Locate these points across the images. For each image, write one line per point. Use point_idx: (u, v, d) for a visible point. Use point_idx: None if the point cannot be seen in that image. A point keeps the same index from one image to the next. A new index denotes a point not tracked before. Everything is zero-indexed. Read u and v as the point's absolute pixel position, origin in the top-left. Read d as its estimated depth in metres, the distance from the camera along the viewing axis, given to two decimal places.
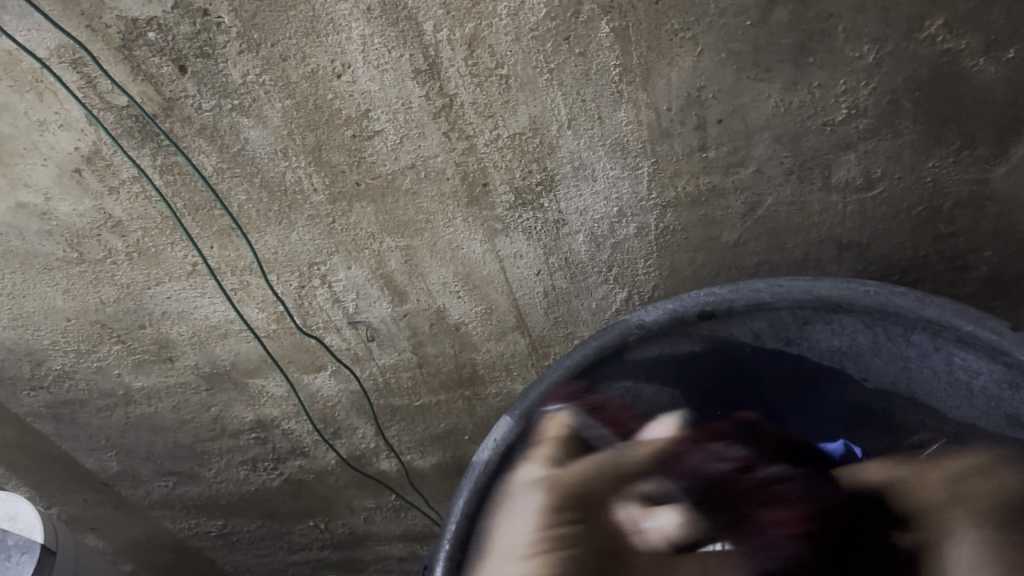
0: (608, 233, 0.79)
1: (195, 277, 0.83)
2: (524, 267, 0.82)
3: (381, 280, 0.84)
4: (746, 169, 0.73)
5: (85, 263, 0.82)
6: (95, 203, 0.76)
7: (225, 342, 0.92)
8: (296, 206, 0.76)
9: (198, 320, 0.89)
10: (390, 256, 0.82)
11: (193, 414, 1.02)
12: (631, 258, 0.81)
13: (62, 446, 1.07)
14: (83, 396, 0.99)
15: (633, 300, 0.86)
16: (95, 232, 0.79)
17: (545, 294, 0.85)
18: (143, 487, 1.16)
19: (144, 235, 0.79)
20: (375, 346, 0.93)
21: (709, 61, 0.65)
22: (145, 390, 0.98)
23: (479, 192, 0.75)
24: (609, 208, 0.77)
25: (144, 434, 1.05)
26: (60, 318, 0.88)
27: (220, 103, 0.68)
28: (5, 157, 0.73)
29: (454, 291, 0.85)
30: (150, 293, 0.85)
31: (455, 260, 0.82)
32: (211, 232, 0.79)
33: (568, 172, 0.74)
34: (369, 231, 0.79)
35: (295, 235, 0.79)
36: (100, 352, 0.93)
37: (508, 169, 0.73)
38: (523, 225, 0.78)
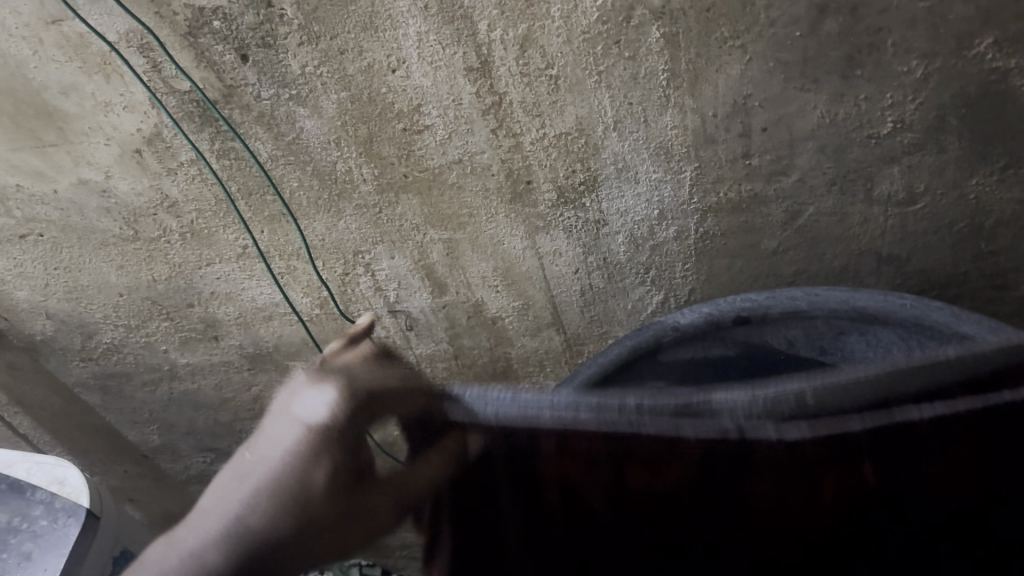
0: (648, 235, 0.80)
1: (245, 259, 0.86)
2: (563, 265, 0.84)
3: (423, 271, 0.86)
4: (788, 178, 0.74)
5: (140, 241, 0.85)
6: (154, 183, 0.79)
7: (270, 324, 0.94)
8: (345, 195, 0.79)
9: (245, 301, 0.92)
10: (433, 247, 0.83)
11: (234, 393, 1.05)
12: (670, 261, 0.82)
13: (106, 418, 1.11)
14: (130, 370, 1.02)
15: (668, 303, 0.87)
16: (152, 211, 0.82)
17: (582, 293, 0.87)
18: (181, 462, 1.19)
19: (198, 216, 0.82)
20: (414, 335, 0.95)
21: (758, 69, 0.66)
22: (190, 366, 1.01)
23: (524, 188, 0.76)
24: (650, 211, 0.78)
25: (186, 409, 1.08)
26: (113, 293, 0.92)
27: (278, 93, 0.70)
28: (70, 134, 0.76)
29: (493, 285, 0.87)
30: (201, 273, 0.88)
31: (496, 255, 0.83)
32: (263, 217, 0.81)
33: (611, 174, 0.75)
34: (414, 223, 0.81)
35: (342, 224, 0.82)
36: (149, 328, 0.96)
37: (553, 168, 0.75)
38: (565, 223, 0.80)
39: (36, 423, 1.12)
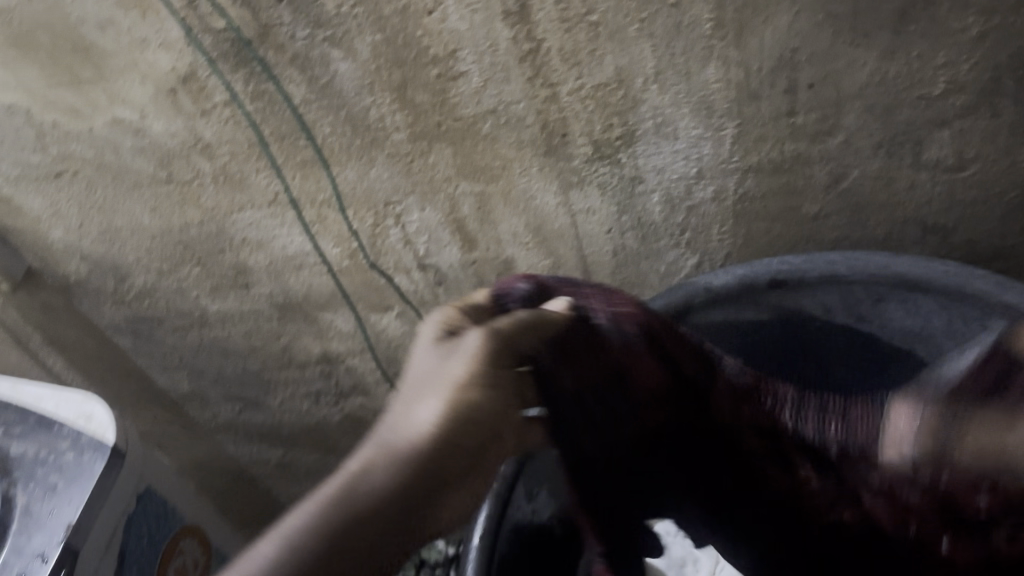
0: (685, 194, 0.78)
1: (276, 206, 0.86)
2: (596, 224, 0.82)
3: (453, 225, 0.86)
4: (833, 138, 0.71)
5: (173, 183, 0.85)
6: (188, 124, 0.79)
7: (300, 273, 0.95)
8: (378, 143, 0.78)
9: (276, 249, 0.92)
10: (465, 201, 0.82)
11: (263, 342, 1.06)
12: (707, 222, 0.81)
13: (136, 362, 1.11)
14: (160, 314, 1.02)
15: (704, 267, 0.86)
16: (185, 152, 0.81)
17: (615, 253, 0.85)
18: (210, 409, 1.20)
19: (232, 159, 0.81)
20: (443, 291, 0.95)
21: (805, 22, 0.63)
22: (220, 313, 1.01)
23: (559, 141, 0.75)
24: (688, 168, 0.76)
25: (215, 357, 1.09)
26: (145, 237, 0.92)
27: (314, 33, 0.69)
28: (104, 72, 0.75)
29: (524, 242, 0.86)
30: (233, 219, 0.88)
31: (528, 210, 0.82)
32: (295, 162, 0.81)
33: (649, 129, 0.73)
34: (446, 174, 0.80)
35: (373, 172, 0.81)
36: (180, 274, 0.96)
37: (590, 121, 0.73)
38: (599, 179, 0.78)
39: (70, 364, 1.14)
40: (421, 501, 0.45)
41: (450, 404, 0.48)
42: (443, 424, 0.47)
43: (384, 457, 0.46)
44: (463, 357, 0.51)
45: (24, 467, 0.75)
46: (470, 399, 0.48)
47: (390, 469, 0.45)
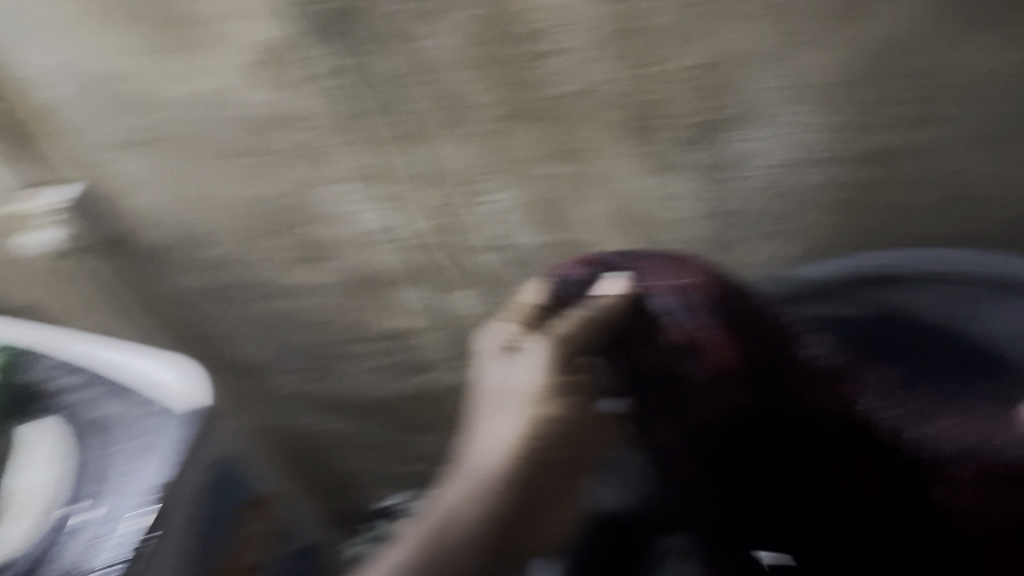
0: (778, 183, 0.80)
1: (362, 180, 0.90)
2: (683, 209, 0.84)
3: (530, 206, 0.89)
4: (930, 129, 0.73)
5: (261, 154, 0.90)
6: (278, 95, 0.83)
7: (372, 250, 0.98)
8: (465, 118, 0.82)
9: (355, 222, 0.95)
10: (542, 181, 0.86)
11: (328, 317, 1.08)
12: (790, 211, 0.82)
13: (204, 331, 1.14)
14: (237, 282, 1.06)
15: (783, 261, 0.85)
16: (279, 123, 0.86)
17: (692, 244, 0.87)
18: (271, 382, 1.21)
19: (314, 134, 0.86)
20: (513, 272, 0.97)
21: (901, 13, 0.67)
22: (293, 286, 1.05)
23: (655, 121, 0.78)
24: (787, 156, 0.78)
25: (280, 330, 1.11)
26: (233, 206, 0.97)
27: (416, 7, 0.74)
28: (206, 36, 0.80)
29: (597, 228, 0.89)
30: (316, 192, 0.93)
31: (612, 194, 0.85)
32: (392, 136, 0.85)
33: (753, 112, 0.75)
34: (534, 154, 0.84)
35: (457, 147, 0.84)
36: (263, 243, 1.00)
37: (691, 101, 0.76)
38: (698, 162, 0.80)
39: None
40: (536, 507, 0.63)
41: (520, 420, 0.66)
42: (518, 448, 0.64)
43: (469, 489, 0.63)
44: (532, 370, 0.68)
45: (110, 425, 0.78)
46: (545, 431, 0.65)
47: (475, 509, 0.62)
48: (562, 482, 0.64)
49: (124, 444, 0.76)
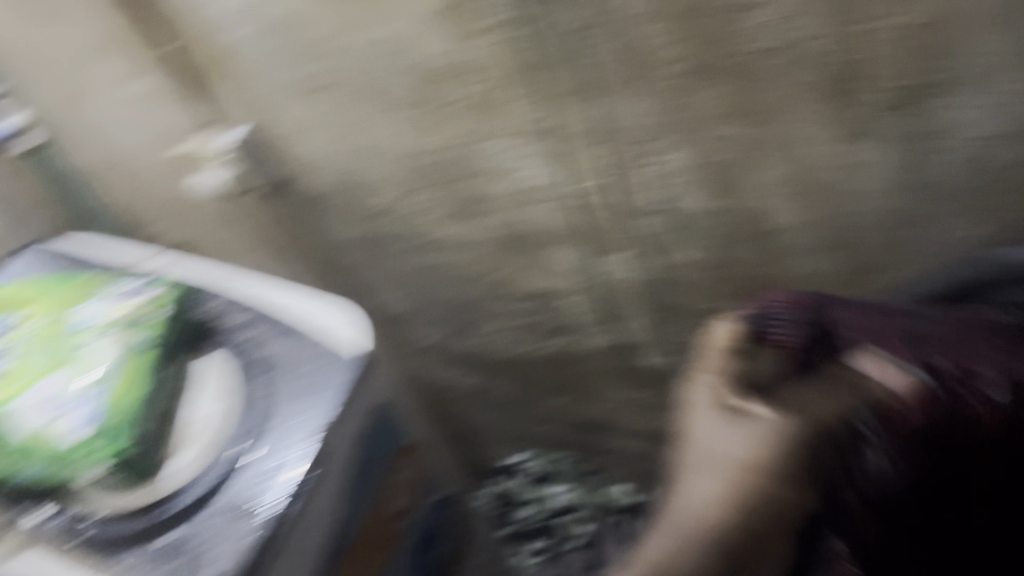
0: (984, 159, 0.71)
1: (527, 138, 0.85)
2: (871, 182, 0.76)
3: (708, 168, 0.81)
4: None
5: (428, 107, 0.85)
6: (457, 45, 0.79)
7: (534, 209, 0.94)
8: (648, 74, 0.75)
9: (514, 181, 0.91)
10: (725, 145, 0.78)
11: (483, 272, 1.07)
12: (998, 188, 0.72)
13: (358, 279, 1.15)
14: (393, 235, 1.05)
15: (986, 242, 0.77)
16: (449, 76, 0.82)
17: (886, 218, 0.79)
18: (418, 331, 1.23)
19: (491, 86, 0.81)
20: (680, 239, 0.91)
21: None
22: (449, 241, 1.03)
23: (849, 87, 0.69)
24: (993, 129, 0.68)
25: (434, 282, 1.11)
26: (392, 158, 0.93)
27: None
28: None
29: (782, 194, 0.81)
30: (479, 147, 0.88)
31: (797, 159, 0.77)
32: (561, 93, 0.80)
33: (954, 79, 0.66)
34: (715, 113, 0.76)
35: (634, 105, 0.78)
36: (419, 197, 0.97)
37: (887, 66, 0.67)
38: (887, 134, 0.71)
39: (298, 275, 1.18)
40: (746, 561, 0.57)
41: (731, 488, 0.58)
42: (727, 517, 0.57)
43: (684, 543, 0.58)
44: (750, 436, 0.59)
45: (280, 365, 0.79)
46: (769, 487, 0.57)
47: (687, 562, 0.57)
48: (773, 536, 0.57)
49: (251, 409, 0.75)
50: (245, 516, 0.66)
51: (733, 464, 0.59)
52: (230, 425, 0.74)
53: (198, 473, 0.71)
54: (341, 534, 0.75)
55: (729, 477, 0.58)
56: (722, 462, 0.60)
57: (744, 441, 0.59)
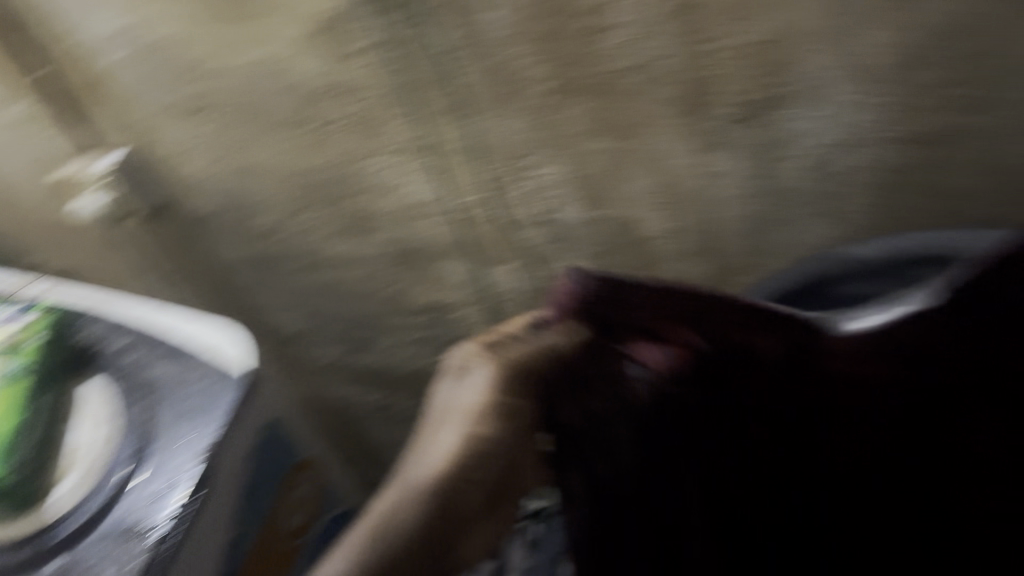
0: (828, 163, 0.76)
1: (407, 154, 0.86)
2: (728, 188, 0.81)
3: (580, 182, 0.85)
4: (997, 112, 0.69)
5: (310, 127, 0.86)
6: (330, 67, 0.79)
7: (421, 223, 0.95)
8: (516, 95, 0.78)
9: (401, 197, 0.92)
10: (595, 158, 0.82)
11: (377, 288, 1.08)
12: (849, 192, 0.78)
13: (251, 301, 1.15)
14: (282, 255, 1.05)
15: (834, 241, 0.83)
16: (324, 96, 0.82)
17: (744, 221, 0.84)
18: (315, 352, 1.23)
19: (368, 106, 0.82)
20: (561, 248, 0.94)
21: None
22: (338, 258, 1.04)
23: (702, 102, 0.73)
24: (834, 135, 0.73)
25: (328, 299, 1.11)
26: (275, 178, 0.94)
27: None
28: (252, 9, 0.77)
29: (650, 204, 0.85)
30: (362, 165, 0.89)
31: (659, 171, 0.81)
32: (432, 111, 0.81)
33: (800, 92, 0.71)
34: (581, 130, 0.79)
35: (507, 123, 0.81)
36: (306, 216, 0.98)
37: (738, 82, 0.71)
38: (740, 142, 0.76)
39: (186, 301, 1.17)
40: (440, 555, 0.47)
41: (462, 443, 0.50)
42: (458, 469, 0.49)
43: (403, 496, 0.49)
44: (480, 392, 0.52)
45: (165, 387, 0.78)
46: (480, 436, 0.50)
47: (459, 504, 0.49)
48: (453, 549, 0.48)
49: (134, 434, 0.75)
50: (135, 537, 0.67)
51: (471, 411, 0.51)
52: (111, 453, 0.74)
53: (81, 498, 0.71)
54: (237, 553, 0.76)
55: (464, 424, 0.51)
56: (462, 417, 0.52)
57: (482, 387, 0.52)
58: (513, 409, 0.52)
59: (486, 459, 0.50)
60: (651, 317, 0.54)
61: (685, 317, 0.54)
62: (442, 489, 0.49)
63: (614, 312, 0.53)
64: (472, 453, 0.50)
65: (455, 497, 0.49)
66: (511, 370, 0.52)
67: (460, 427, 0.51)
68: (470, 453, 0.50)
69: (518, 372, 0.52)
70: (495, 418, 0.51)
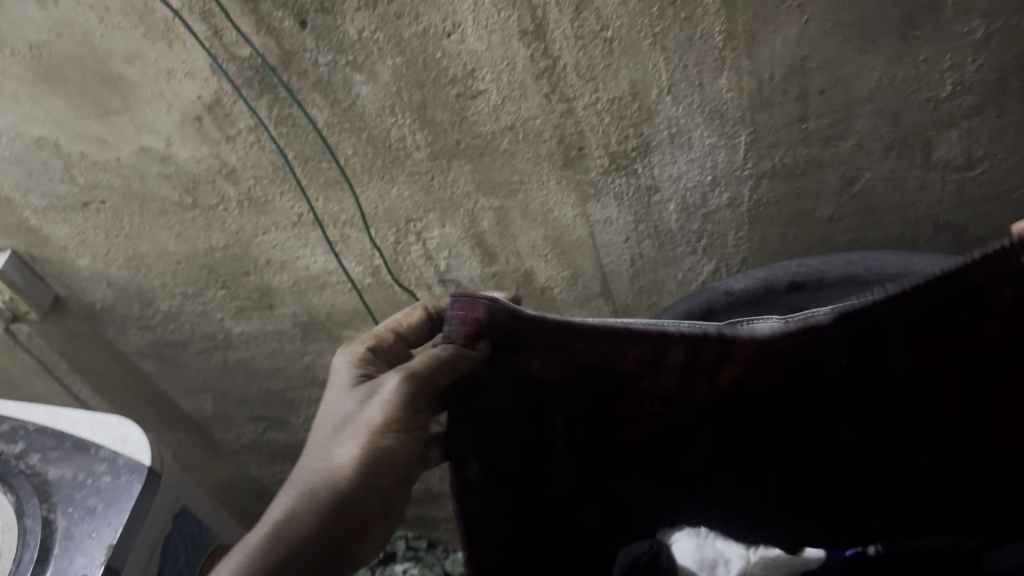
0: (700, 202, 0.80)
1: (300, 227, 0.88)
2: (613, 233, 0.84)
3: (473, 240, 0.88)
4: (846, 142, 0.73)
5: (199, 209, 0.87)
6: (213, 150, 0.81)
7: (323, 292, 0.96)
8: (399, 162, 0.80)
9: (300, 270, 0.94)
10: (484, 216, 0.85)
11: (287, 361, 1.07)
12: (725, 227, 0.82)
13: (161, 386, 1.14)
14: (186, 338, 1.05)
15: (720, 272, 0.87)
16: (211, 178, 0.84)
17: (632, 262, 0.87)
18: (233, 431, 1.21)
19: (256, 184, 0.84)
20: None
21: (815, 31, 0.66)
22: (244, 335, 1.03)
23: (576, 155, 0.77)
24: (703, 176, 0.77)
25: (239, 378, 1.11)
26: (171, 261, 0.94)
27: (336, 58, 0.72)
28: (128, 102, 0.78)
29: (542, 254, 0.88)
30: (258, 242, 0.90)
31: (546, 223, 0.84)
32: (319, 184, 0.83)
33: (664, 139, 0.75)
34: (466, 190, 0.82)
35: (394, 190, 0.83)
36: (206, 296, 0.98)
37: (605, 134, 0.75)
38: (616, 190, 0.80)
39: (96, 391, 1.17)
40: (352, 538, 0.58)
41: (363, 452, 0.58)
42: (354, 476, 0.58)
43: (306, 494, 0.58)
44: (382, 404, 0.58)
45: (62, 491, 0.77)
46: (383, 447, 0.58)
47: (370, 500, 0.58)
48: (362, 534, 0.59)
49: (35, 538, 0.74)
50: None
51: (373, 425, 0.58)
52: (14, 562, 0.73)
53: None
54: None
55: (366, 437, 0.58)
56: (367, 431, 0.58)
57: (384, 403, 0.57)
58: (421, 416, 0.58)
59: (392, 465, 0.59)
60: (557, 343, 0.55)
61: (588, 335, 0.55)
62: (351, 492, 0.58)
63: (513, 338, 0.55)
64: (387, 451, 0.58)
65: (358, 499, 0.58)
66: (415, 386, 0.56)
67: (371, 429, 0.58)
68: (376, 459, 0.58)
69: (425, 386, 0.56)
70: (394, 431, 0.58)
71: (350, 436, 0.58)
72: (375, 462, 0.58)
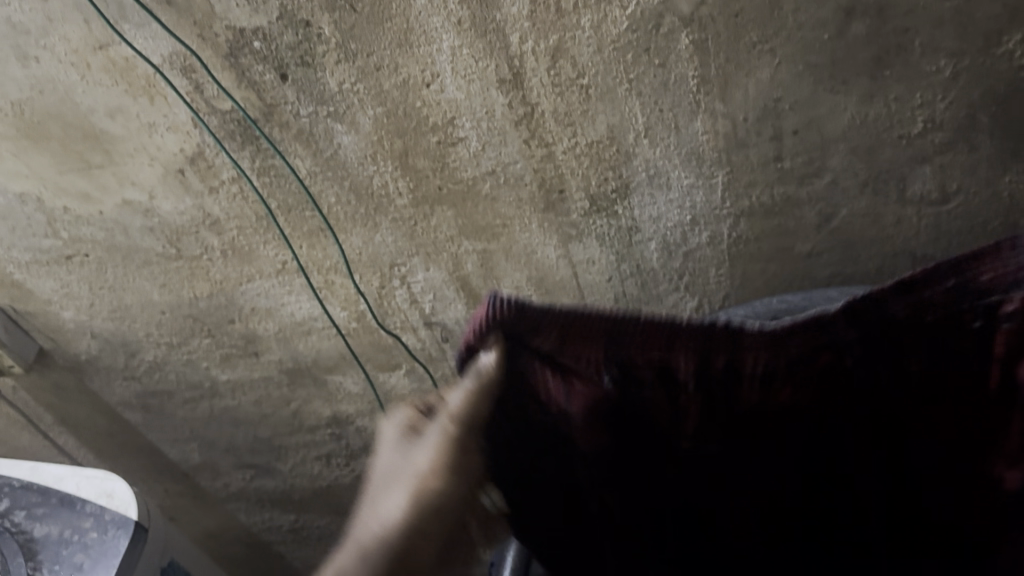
0: (680, 240, 0.81)
1: (284, 274, 0.88)
2: (596, 273, 0.85)
3: (458, 282, 0.88)
4: (822, 180, 0.75)
5: (183, 259, 0.87)
6: (196, 202, 0.81)
7: (309, 338, 0.96)
8: (382, 209, 0.81)
9: (285, 317, 0.94)
10: (468, 259, 0.85)
11: (273, 408, 1.07)
12: (706, 264, 0.83)
13: (147, 436, 1.13)
14: (172, 387, 1.04)
15: (703, 308, 0.88)
16: (194, 229, 0.84)
17: (616, 300, 0.88)
18: (221, 479, 1.21)
19: (239, 233, 0.84)
20: (449, 346, 0.96)
21: (787, 73, 0.67)
22: (230, 383, 1.03)
23: (557, 197, 0.78)
24: (682, 216, 0.78)
25: (226, 426, 1.10)
26: (155, 312, 0.94)
27: (317, 110, 0.73)
28: (111, 157, 0.78)
29: (526, 295, 0.88)
30: (242, 290, 0.90)
31: (529, 264, 0.85)
32: (302, 232, 0.83)
33: (643, 180, 0.76)
34: (449, 234, 0.83)
35: (378, 236, 0.83)
36: (191, 345, 0.98)
37: (585, 176, 0.76)
38: (598, 231, 0.81)
39: (82, 442, 1.16)
40: None
41: (414, 500, 0.52)
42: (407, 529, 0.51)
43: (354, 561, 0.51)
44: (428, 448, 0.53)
45: (48, 548, 0.77)
46: (436, 494, 0.51)
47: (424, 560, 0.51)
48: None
49: None
50: None
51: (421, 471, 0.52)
52: None
53: None
54: None
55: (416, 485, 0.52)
56: (415, 479, 0.52)
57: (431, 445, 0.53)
58: (473, 458, 0.53)
59: (448, 515, 0.52)
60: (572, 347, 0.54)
61: (599, 342, 0.54)
62: (402, 551, 0.50)
63: (529, 336, 0.53)
64: (437, 501, 0.52)
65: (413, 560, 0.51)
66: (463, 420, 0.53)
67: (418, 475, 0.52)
68: (429, 510, 0.51)
69: (471, 419, 0.53)
70: (443, 474, 0.52)
71: (396, 491, 0.53)
72: (429, 512, 0.51)
